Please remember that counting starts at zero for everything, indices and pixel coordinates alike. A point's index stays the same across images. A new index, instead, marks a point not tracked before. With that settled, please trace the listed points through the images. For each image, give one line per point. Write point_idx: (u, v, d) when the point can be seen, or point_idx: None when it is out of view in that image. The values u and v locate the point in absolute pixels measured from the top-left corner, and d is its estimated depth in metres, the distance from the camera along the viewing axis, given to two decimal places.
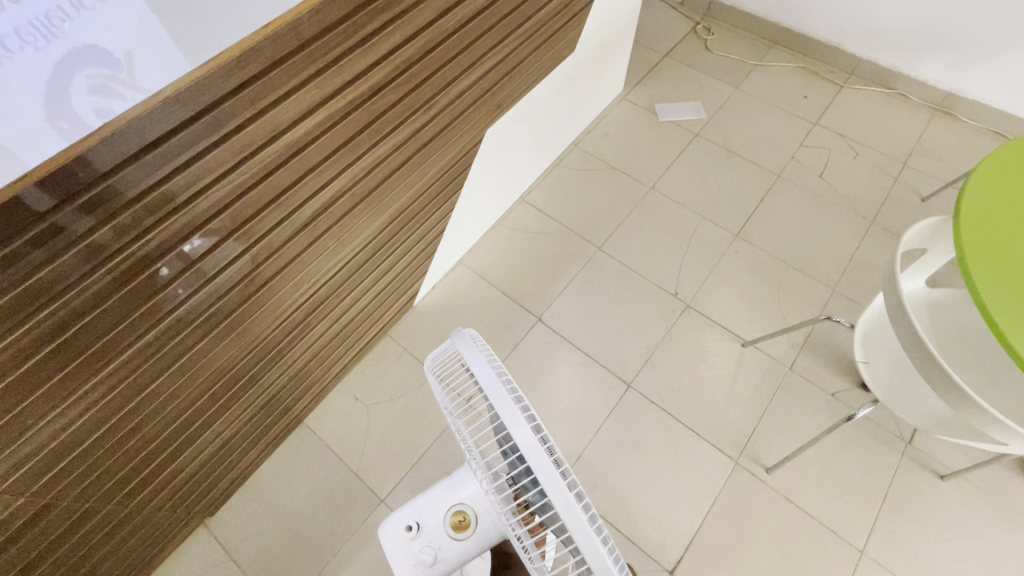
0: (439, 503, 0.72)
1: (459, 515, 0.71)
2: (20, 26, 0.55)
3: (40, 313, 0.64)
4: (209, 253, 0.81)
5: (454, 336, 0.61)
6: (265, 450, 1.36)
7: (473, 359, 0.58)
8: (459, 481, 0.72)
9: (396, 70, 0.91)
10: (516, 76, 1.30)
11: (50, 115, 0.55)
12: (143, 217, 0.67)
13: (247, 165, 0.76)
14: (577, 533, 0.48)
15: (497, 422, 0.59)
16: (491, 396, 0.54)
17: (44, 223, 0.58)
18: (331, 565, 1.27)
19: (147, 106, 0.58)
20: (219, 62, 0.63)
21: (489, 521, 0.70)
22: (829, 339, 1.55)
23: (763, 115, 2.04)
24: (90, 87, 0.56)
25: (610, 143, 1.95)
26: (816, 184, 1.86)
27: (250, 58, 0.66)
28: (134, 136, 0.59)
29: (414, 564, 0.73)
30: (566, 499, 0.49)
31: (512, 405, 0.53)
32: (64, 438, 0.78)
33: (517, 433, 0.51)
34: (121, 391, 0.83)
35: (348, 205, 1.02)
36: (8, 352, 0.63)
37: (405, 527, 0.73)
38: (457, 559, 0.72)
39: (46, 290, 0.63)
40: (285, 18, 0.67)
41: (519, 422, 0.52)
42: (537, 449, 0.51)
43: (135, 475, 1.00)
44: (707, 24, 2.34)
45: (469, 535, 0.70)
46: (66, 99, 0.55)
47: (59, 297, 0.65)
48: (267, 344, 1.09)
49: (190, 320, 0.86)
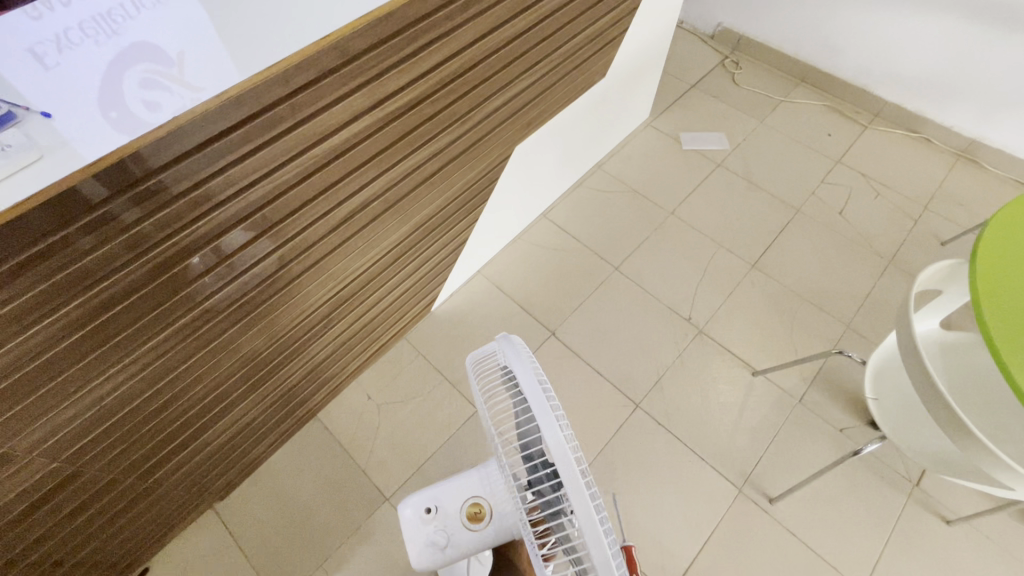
0: (458, 492, 0.75)
1: (473, 507, 0.73)
2: (92, 29, 0.60)
3: (82, 296, 0.69)
4: (242, 249, 0.86)
5: (501, 339, 0.61)
6: (276, 442, 1.39)
7: (517, 361, 0.58)
8: (483, 474, 0.75)
9: (434, 86, 0.97)
10: (547, 97, 1.35)
11: (101, 106, 0.60)
12: (186, 210, 0.73)
13: (289, 166, 0.81)
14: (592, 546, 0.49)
15: (526, 423, 0.60)
16: (528, 395, 0.55)
17: (99, 211, 0.63)
18: (330, 560, 1.29)
19: (206, 106, 0.64)
20: (273, 71, 0.69)
21: (503, 519, 0.72)
22: (840, 374, 1.55)
23: (785, 150, 2.07)
24: (142, 81, 0.61)
25: (633, 167, 1.99)
26: (835, 220, 1.88)
27: (302, 69, 0.71)
28: (186, 136, 0.64)
29: (425, 546, 0.74)
30: (589, 512, 0.50)
31: (547, 407, 0.53)
32: (94, 411, 0.84)
33: (548, 434, 0.52)
34: (152, 370, 0.88)
35: (380, 209, 1.07)
36: (52, 327, 0.68)
37: (424, 509, 0.75)
38: (467, 548, 0.74)
39: (89, 275, 0.68)
40: (336, 35, 0.72)
41: (551, 425, 0.52)
42: (566, 453, 0.51)
43: (155, 453, 1.04)
44: (736, 59, 2.38)
45: (483, 526, 0.73)
46: (119, 94, 0.60)
47: (101, 283, 0.70)
48: (291, 337, 1.14)
49: (223, 308, 0.92)
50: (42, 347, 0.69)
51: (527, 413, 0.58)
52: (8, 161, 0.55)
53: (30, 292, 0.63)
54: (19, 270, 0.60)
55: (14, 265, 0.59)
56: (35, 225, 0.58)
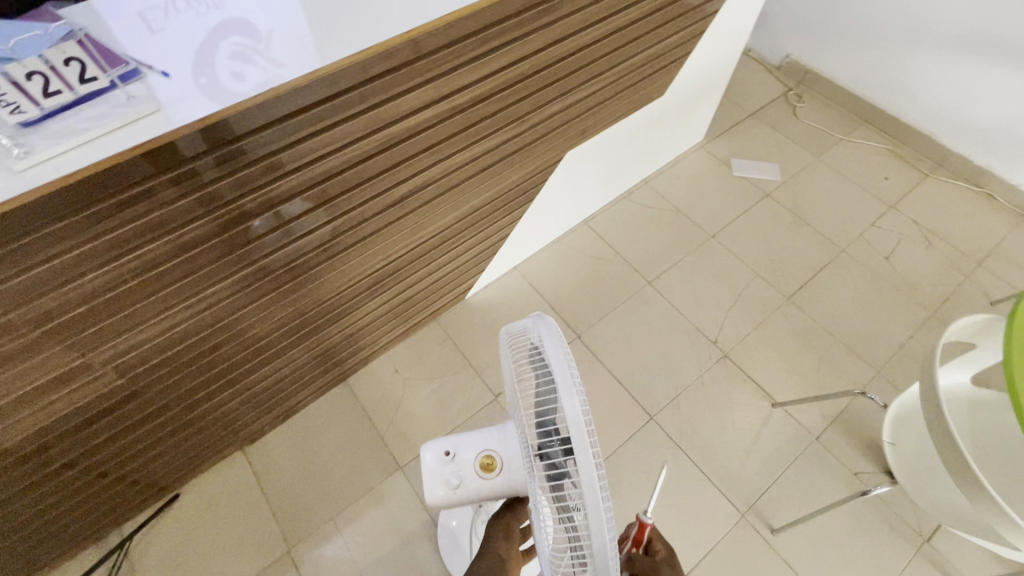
0: (475, 442, 0.77)
1: (487, 458, 0.75)
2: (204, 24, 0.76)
3: (162, 238, 0.79)
4: (301, 216, 0.95)
5: (538, 317, 0.64)
6: (308, 397, 1.49)
7: (548, 336, 0.61)
8: (502, 429, 0.76)
9: (496, 88, 1.04)
10: (603, 109, 1.40)
11: (195, 73, 0.71)
12: (259, 174, 0.82)
13: (354, 146, 0.90)
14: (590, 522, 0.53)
15: (546, 394, 0.63)
16: (554, 367, 0.58)
17: (190, 164, 0.72)
18: (340, 515, 1.37)
19: (289, 86, 0.73)
20: (351, 61, 0.77)
21: (514, 472, 0.75)
22: (863, 418, 1.53)
23: (838, 189, 2.04)
24: (233, 56, 0.74)
25: (680, 186, 2.01)
26: (880, 265, 1.85)
27: (377, 61, 0.79)
28: (267, 110, 0.73)
29: (440, 485, 0.76)
30: (593, 489, 0.53)
31: (569, 379, 0.57)
32: (161, 339, 0.94)
33: (566, 404, 0.55)
34: (213, 311, 0.98)
35: (433, 194, 1.15)
36: (135, 261, 0.79)
37: (441, 452, 0.77)
38: (477, 496, 0.76)
39: (168, 222, 0.78)
40: (411, 34, 0.80)
41: (571, 395, 0.55)
42: (580, 423, 0.54)
43: (204, 387, 1.14)
44: (800, 92, 2.37)
45: (493, 476, 0.75)
46: (211, 65, 0.72)
47: (177, 229, 0.80)
48: (337, 300, 1.23)
49: (282, 264, 1.01)
50: (124, 277, 0.80)
51: (550, 387, 0.61)
52: (129, 111, 0.67)
53: (121, 228, 0.74)
54: (119, 208, 0.71)
55: (116, 202, 0.70)
56: (138, 169, 0.68)
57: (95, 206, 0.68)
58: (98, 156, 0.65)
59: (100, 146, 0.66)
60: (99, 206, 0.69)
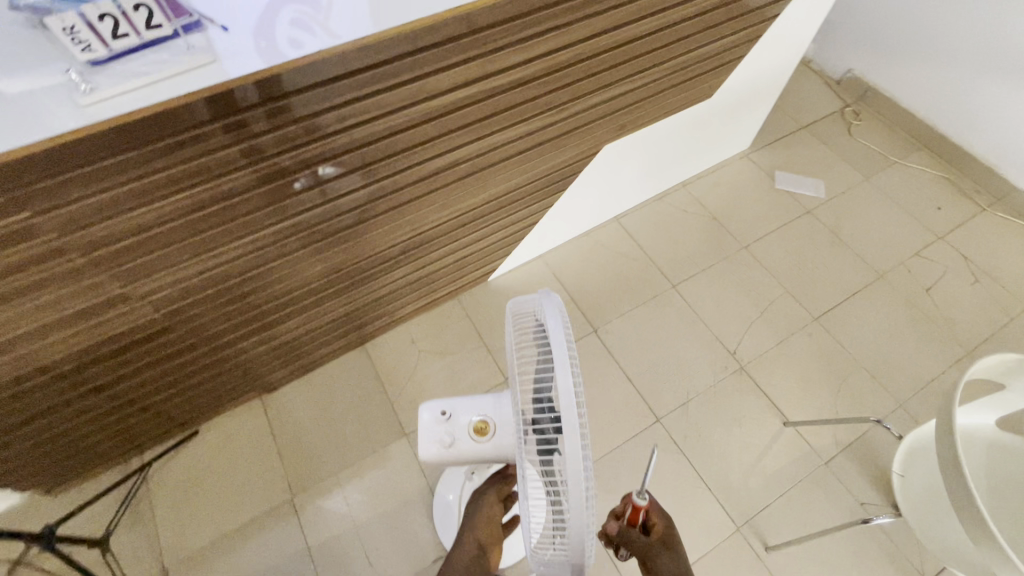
0: (472, 406, 0.79)
1: (481, 422, 0.78)
2: None
3: (206, 184, 0.84)
4: (337, 178, 0.98)
5: (544, 293, 0.66)
6: (327, 356, 1.54)
7: (551, 312, 0.63)
8: (497, 396, 0.78)
9: (538, 72, 1.04)
10: (646, 105, 1.38)
11: (256, 37, 0.75)
12: (301, 133, 0.85)
13: (393, 115, 0.92)
14: (572, 494, 0.56)
15: (544, 368, 0.65)
16: (553, 341, 0.60)
17: (244, 114, 0.77)
18: (344, 471, 1.42)
19: (338, 50, 0.76)
20: (399, 32, 0.79)
21: (505, 439, 0.77)
22: (877, 450, 1.48)
23: (885, 214, 1.96)
24: (292, 23, 0.77)
25: (718, 193, 1.97)
26: (919, 296, 1.78)
27: (423, 33, 0.82)
28: (314, 71, 0.77)
29: (433, 443, 0.78)
30: (576, 460, 0.55)
31: (566, 355, 0.58)
32: (197, 279, 1.00)
33: (560, 377, 0.57)
34: (247, 259, 1.03)
35: (466, 171, 1.17)
36: (180, 202, 0.84)
37: (438, 412, 0.80)
38: (467, 457, 0.79)
39: (213, 168, 0.82)
40: (459, 11, 0.82)
41: (565, 369, 0.57)
42: (571, 397, 0.56)
43: (232, 331, 1.20)
44: (857, 109, 2.28)
45: (485, 440, 0.77)
46: (271, 30, 0.76)
47: (220, 176, 0.84)
48: (364, 264, 1.27)
49: (315, 222, 1.05)
50: (169, 217, 0.85)
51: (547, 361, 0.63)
52: (188, 58, 0.72)
53: (171, 169, 0.78)
54: (170, 149, 0.76)
55: (169, 143, 0.75)
56: (191, 114, 0.72)
57: (149, 145, 0.73)
58: (156, 97, 0.70)
59: (158, 88, 0.71)
60: (153, 145, 0.74)
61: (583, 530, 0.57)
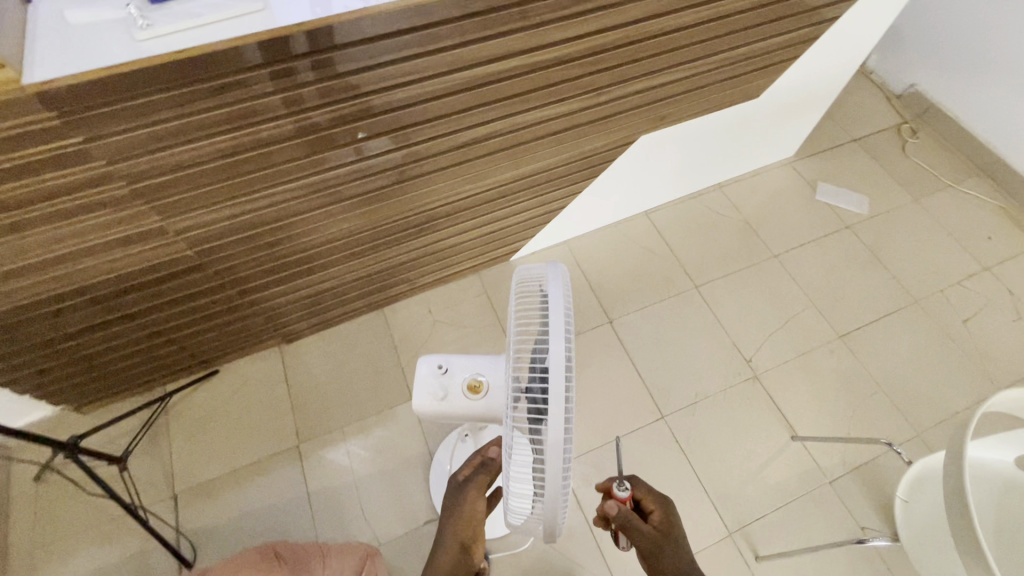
0: (468, 364, 0.84)
1: (475, 380, 0.82)
2: None
3: (247, 129, 0.87)
4: (371, 138, 1.00)
5: (550, 265, 0.68)
6: (346, 315, 1.59)
7: (553, 284, 0.65)
8: (495, 359, 0.83)
9: (580, 52, 1.04)
10: (689, 98, 1.36)
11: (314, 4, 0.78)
12: (341, 89, 0.88)
13: (431, 80, 0.94)
14: (548, 467, 0.59)
15: (541, 337, 0.67)
16: (551, 310, 0.61)
17: (291, 62, 0.80)
18: (350, 427, 1.47)
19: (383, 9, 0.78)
20: None
21: (496, 399, 0.81)
22: (887, 476, 1.44)
23: (929, 238, 1.88)
24: None
25: (755, 198, 1.92)
26: (954, 326, 1.70)
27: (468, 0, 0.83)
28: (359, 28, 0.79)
29: (428, 393, 0.83)
30: (558, 425, 0.57)
31: (561, 324, 0.60)
32: (230, 222, 1.04)
33: (553, 344, 0.59)
34: (279, 209, 1.07)
35: (498, 146, 1.18)
36: (221, 144, 0.87)
37: (435, 365, 0.84)
38: (459, 411, 0.83)
39: (254, 114, 0.85)
40: None
41: (559, 338, 0.59)
42: (561, 364, 0.58)
43: (259, 278, 1.25)
44: (915, 126, 2.17)
45: (477, 397, 0.82)
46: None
47: (261, 123, 0.87)
48: (389, 228, 1.29)
49: (346, 180, 1.08)
50: (209, 157, 0.89)
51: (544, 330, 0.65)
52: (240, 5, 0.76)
53: (216, 111, 0.82)
54: (217, 91, 0.79)
55: (217, 84, 0.78)
56: (239, 58, 0.76)
57: (199, 84, 0.77)
58: (207, 39, 0.74)
59: (208, 29, 0.75)
60: (203, 85, 0.78)
61: (556, 499, 0.61)
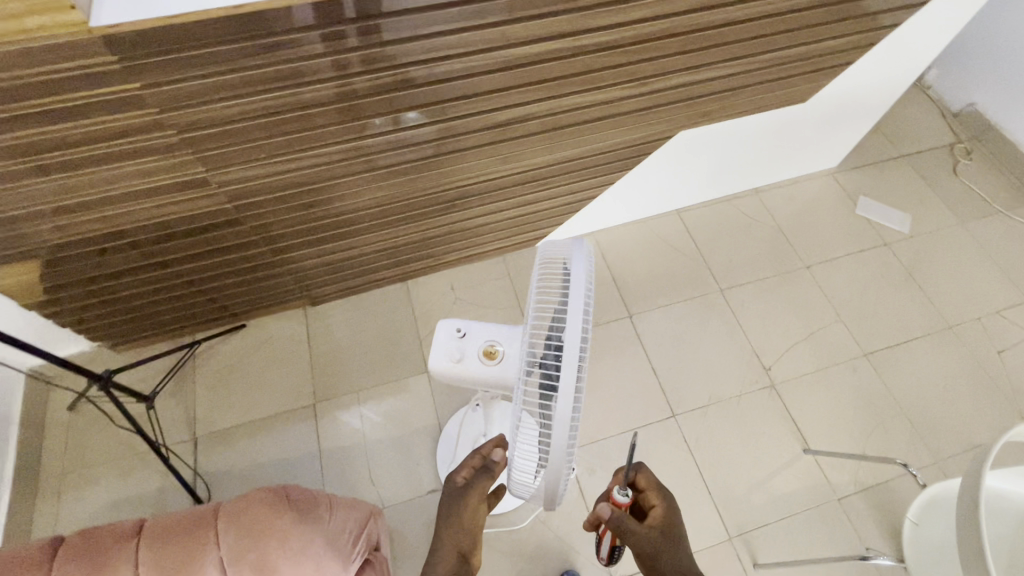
0: (486, 331, 0.86)
1: (491, 348, 0.85)
2: None
3: (294, 89, 0.90)
4: (411, 108, 1.02)
5: (576, 242, 0.69)
6: (370, 284, 1.62)
7: (577, 260, 0.66)
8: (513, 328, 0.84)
9: (626, 39, 1.03)
10: (733, 97, 1.33)
11: None
12: (387, 57, 0.90)
13: (476, 55, 0.95)
14: (554, 437, 0.61)
15: (559, 311, 0.68)
16: (572, 286, 0.62)
17: (342, 26, 0.82)
18: (364, 392, 1.51)
19: None
20: None
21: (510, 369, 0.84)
22: (898, 499, 1.41)
23: (971, 263, 1.81)
24: None
25: (791, 206, 1.88)
26: (987, 356, 1.64)
27: None
28: None
29: (445, 355, 0.86)
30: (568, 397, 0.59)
31: (581, 300, 0.61)
32: (268, 180, 1.08)
33: (570, 319, 0.60)
34: (316, 172, 1.09)
35: (535, 128, 1.18)
36: (269, 102, 0.90)
37: (454, 329, 0.86)
38: (473, 376, 0.86)
39: (302, 75, 0.88)
40: None
41: (577, 313, 0.60)
42: (576, 339, 0.59)
43: (290, 238, 1.28)
44: (969, 147, 2.08)
45: (491, 364, 0.84)
46: None
47: (308, 84, 0.90)
48: (420, 201, 1.31)
49: (383, 149, 1.10)
50: (256, 114, 0.92)
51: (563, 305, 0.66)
52: None
53: (267, 68, 0.85)
54: (270, 48, 0.82)
55: (270, 41, 0.81)
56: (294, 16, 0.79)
57: (254, 40, 0.80)
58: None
59: None
60: (257, 41, 0.80)
61: (559, 467, 0.63)
